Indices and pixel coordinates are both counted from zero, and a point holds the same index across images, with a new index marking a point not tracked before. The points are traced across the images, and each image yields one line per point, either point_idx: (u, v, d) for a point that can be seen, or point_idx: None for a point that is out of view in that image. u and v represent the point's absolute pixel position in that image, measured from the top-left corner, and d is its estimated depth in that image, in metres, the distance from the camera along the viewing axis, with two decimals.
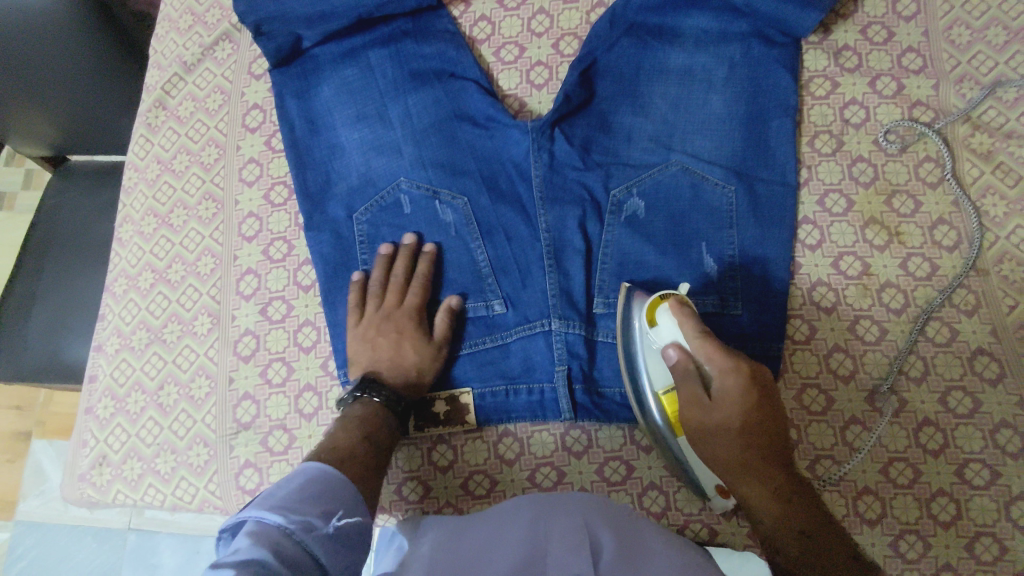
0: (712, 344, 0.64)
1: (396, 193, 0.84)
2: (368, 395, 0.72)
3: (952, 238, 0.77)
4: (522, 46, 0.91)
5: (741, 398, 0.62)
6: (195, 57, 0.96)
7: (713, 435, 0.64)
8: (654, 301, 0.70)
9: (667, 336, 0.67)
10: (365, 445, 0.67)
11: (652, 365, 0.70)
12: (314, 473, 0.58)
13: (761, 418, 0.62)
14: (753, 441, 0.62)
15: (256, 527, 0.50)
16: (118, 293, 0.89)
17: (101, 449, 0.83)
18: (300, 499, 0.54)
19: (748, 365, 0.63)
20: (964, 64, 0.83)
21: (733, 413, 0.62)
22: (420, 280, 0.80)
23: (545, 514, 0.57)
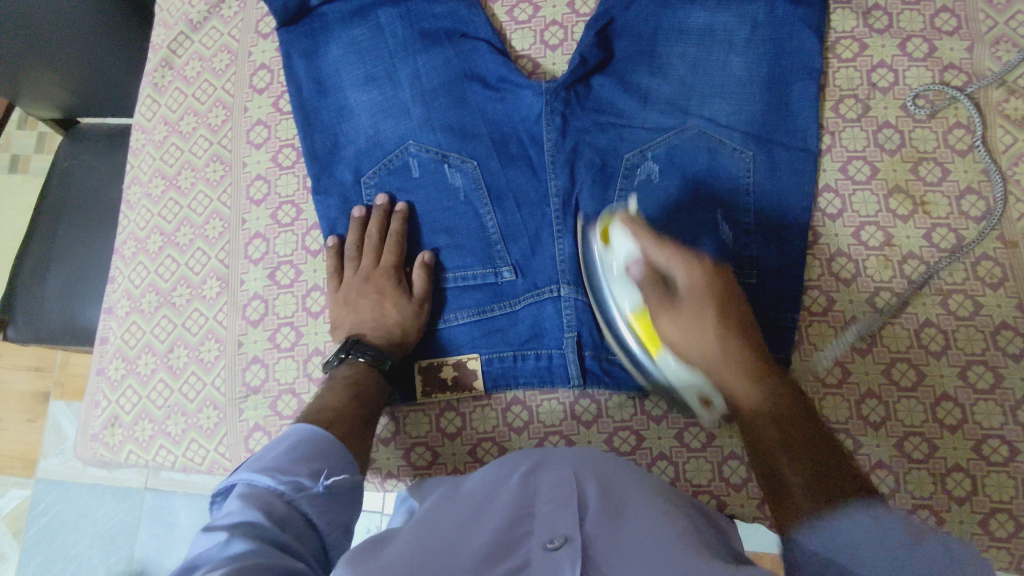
0: (663, 244, 0.63)
1: (404, 156, 0.82)
2: (353, 355, 0.73)
3: (980, 209, 0.75)
4: (536, 4, 0.87)
5: (699, 287, 0.61)
6: (201, 15, 0.94)
7: (688, 342, 0.61)
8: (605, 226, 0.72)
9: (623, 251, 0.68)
10: (353, 403, 0.67)
11: (616, 290, 0.71)
12: (305, 432, 0.58)
13: (723, 311, 0.60)
14: (727, 338, 0.59)
15: (249, 489, 0.51)
16: (127, 256, 0.89)
17: (113, 410, 0.84)
18: (292, 459, 0.54)
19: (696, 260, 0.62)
20: (1002, 25, 0.79)
21: (699, 310, 0.60)
22: (395, 238, 0.80)
23: (535, 468, 0.55)
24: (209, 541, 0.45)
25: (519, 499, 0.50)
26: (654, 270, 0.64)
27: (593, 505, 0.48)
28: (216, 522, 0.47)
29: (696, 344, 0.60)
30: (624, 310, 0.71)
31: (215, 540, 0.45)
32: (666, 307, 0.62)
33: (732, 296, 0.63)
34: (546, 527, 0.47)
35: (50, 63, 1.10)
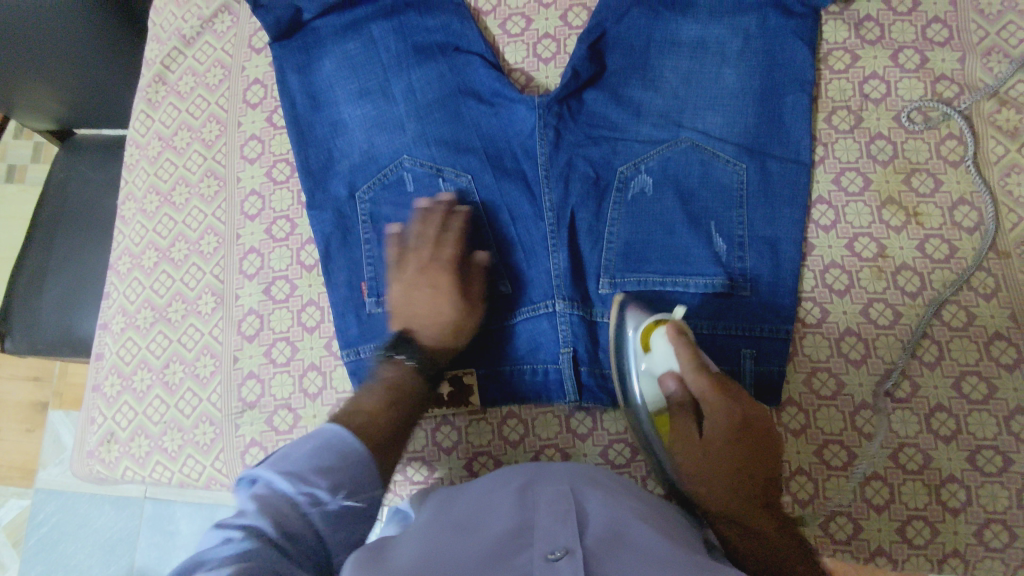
0: (702, 376, 0.66)
1: (399, 171, 0.82)
2: (401, 352, 0.68)
3: (973, 219, 0.75)
4: (529, 17, 0.88)
5: (729, 431, 0.65)
6: (194, 30, 0.94)
7: (704, 475, 0.65)
8: (648, 326, 0.71)
9: (665, 361, 0.70)
10: (390, 410, 0.60)
11: (645, 389, 0.72)
12: (334, 436, 0.54)
13: (748, 458, 0.64)
14: (745, 483, 0.63)
15: (265, 492, 0.49)
16: (122, 271, 0.89)
17: (109, 426, 0.84)
18: (314, 467, 0.51)
19: (735, 401, 0.66)
20: (993, 35, 0.79)
21: (721, 450, 0.65)
22: (454, 234, 0.78)
23: (529, 483, 0.55)
24: (217, 539, 0.45)
25: (517, 513, 0.51)
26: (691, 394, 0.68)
27: (592, 522, 0.49)
28: (228, 521, 0.47)
29: (711, 479, 0.64)
30: (649, 409, 0.72)
31: (223, 540, 0.45)
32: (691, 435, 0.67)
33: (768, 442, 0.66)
34: (547, 540, 0.47)
35: (44, 73, 1.09)
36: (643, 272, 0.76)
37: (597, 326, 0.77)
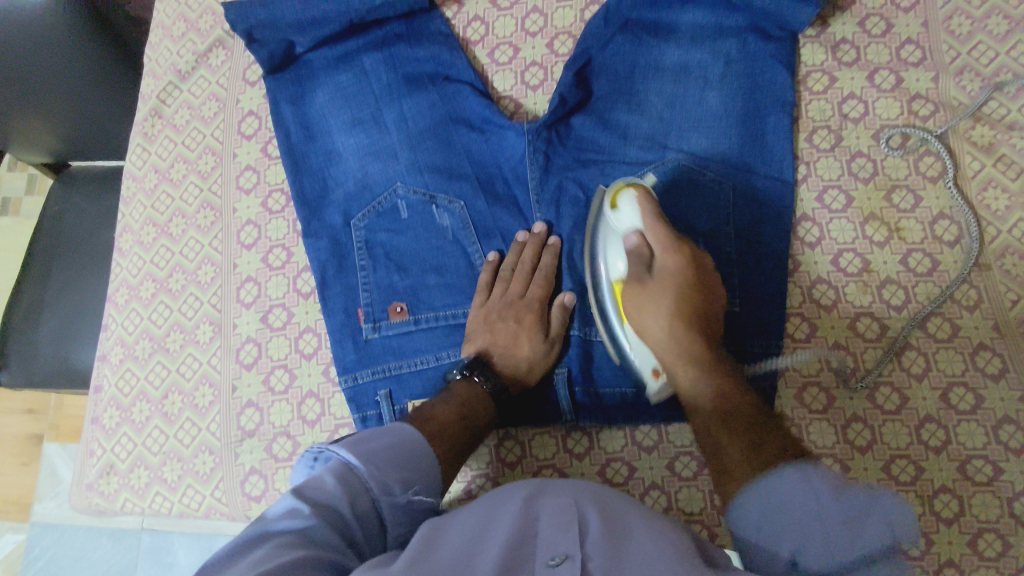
0: (663, 232, 0.69)
1: (393, 199, 0.84)
2: (474, 375, 0.72)
3: (953, 233, 0.77)
4: (516, 46, 0.90)
5: (680, 278, 0.68)
6: (189, 64, 0.96)
7: (652, 315, 0.68)
8: (619, 187, 0.74)
9: (627, 221, 0.72)
10: (461, 425, 0.68)
11: (608, 249, 0.74)
12: (408, 435, 0.62)
13: (698, 304, 0.67)
14: (689, 324, 0.67)
15: (345, 470, 0.56)
16: (120, 303, 0.90)
17: (108, 458, 0.84)
18: (389, 460, 0.58)
19: (691, 253, 0.69)
20: (964, 55, 0.81)
21: (666, 292, 0.68)
22: (544, 272, 0.79)
23: (534, 495, 0.56)
24: (293, 506, 0.50)
25: (521, 523, 0.52)
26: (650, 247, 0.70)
27: (594, 529, 0.51)
28: (310, 486, 0.53)
29: (659, 316, 0.68)
30: (609, 272, 0.74)
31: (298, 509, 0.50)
32: (646, 283, 0.69)
33: (714, 293, 0.69)
34: (547, 548, 0.50)
35: (33, 99, 1.11)
36: None
37: (592, 344, 0.78)
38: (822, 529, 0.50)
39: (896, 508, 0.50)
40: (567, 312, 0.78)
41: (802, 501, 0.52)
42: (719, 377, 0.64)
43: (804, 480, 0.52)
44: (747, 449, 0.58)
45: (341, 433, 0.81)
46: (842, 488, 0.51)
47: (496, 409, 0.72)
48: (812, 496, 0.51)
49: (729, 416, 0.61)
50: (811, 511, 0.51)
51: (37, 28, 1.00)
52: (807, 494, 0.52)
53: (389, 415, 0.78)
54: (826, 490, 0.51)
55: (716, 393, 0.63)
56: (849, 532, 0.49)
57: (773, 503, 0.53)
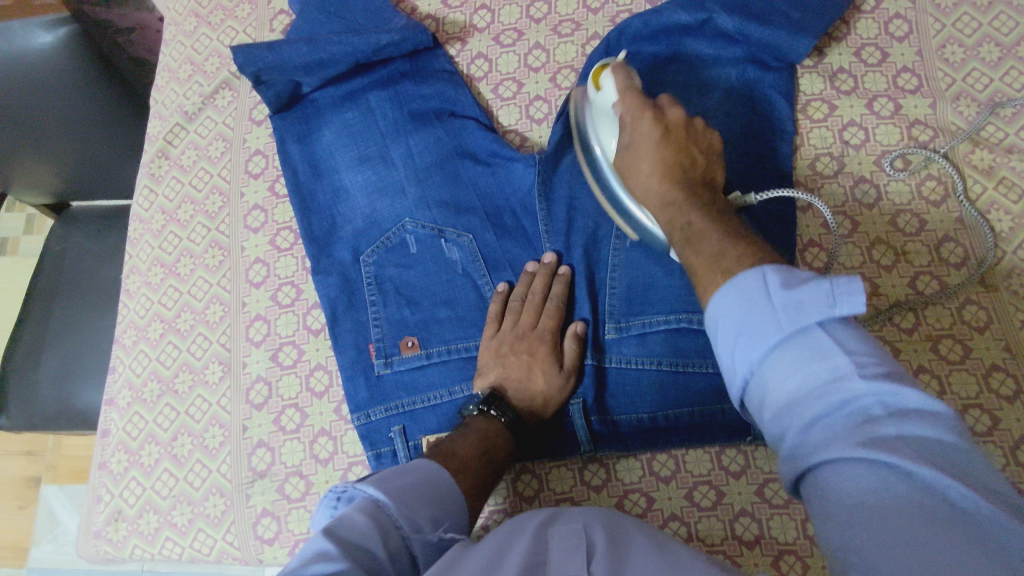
0: (630, 94, 0.68)
1: (401, 234, 0.85)
2: (492, 410, 0.72)
3: (959, 255, 0.77)
4: (520, 81, 0.92)
5: (650, 133, 0.65)
6: (195, 106, 0.97)
7: (634, 173, 0.66)
8: (597, 71, 0.75)
9: (608, 95, 0.72)
10: (483, 462, 0.67)
11: (599, 130, 0.74)
12: (434, 471, 0.62)
13: (673, 151, 0.63)
14: (667, 171, 0.63)
15: (375, 508, 0.55)
16: (128, 344, 0.89)
17: (116, 504, 0.82)
18: (418, 496, 0.58)
19: (660, 111, 0.66)
20: (959, 81, 0.84)
21: (642, 149, 0.65)
22: (554, 302, 0.78)
23: (548, 521, 0.56)
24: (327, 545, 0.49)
25: (532, 549, 0.52)
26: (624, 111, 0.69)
27: (601, 550, 0.50)
28: (340, 526, 0.52)
29: (638, 174, 0.65)
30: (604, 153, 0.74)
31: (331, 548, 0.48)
32: (622, 148, 0.67)
33: (693, 143, 0.65)
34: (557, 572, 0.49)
35: (47, 148, 1.14)
36: (647, 314, 0.77)
37: (606, 370, 0.78)
38: (764, 320, 0.43)
39: (849, 293, 0.41)
40: (579, 341, 0.77)
41: (748, 293, 0.45)
42: (695, 211, 0.59)
43: (756, 275, 0.45)
44: (719, 261, 0.52)
45: (355, 472, 0.79)
46: (794, 278, 0.44)
47: (516, 442, 0.72)
48: (758, 288, 0.44)
49: (702, 237, 0.56)
50: (755, 302, 0.44)
51: (41, 69, 1.04)
52: (754, 286, 0.45)
53: (404, 453, 0.78)
54: (774, 279, 0.44)
55: (685, 224, 0.59)
56: (795, 322, 0.42)
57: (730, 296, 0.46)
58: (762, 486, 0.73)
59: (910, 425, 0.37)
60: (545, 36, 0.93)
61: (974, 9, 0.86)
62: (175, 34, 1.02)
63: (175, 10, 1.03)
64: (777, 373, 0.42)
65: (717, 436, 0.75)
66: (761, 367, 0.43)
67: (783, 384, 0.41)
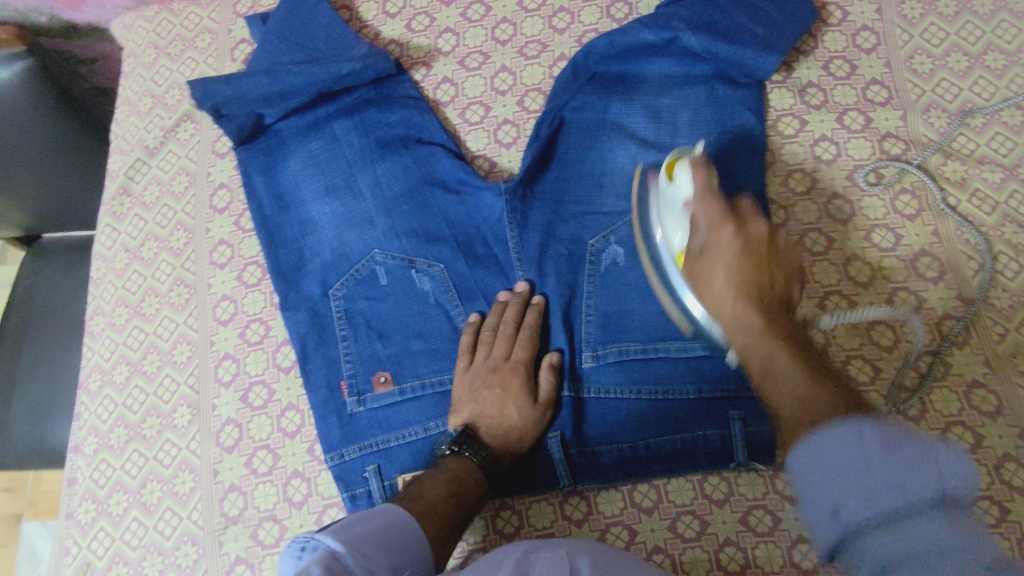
0: (709, 194, 0.65)
1: (371, 266, 0.83)
2: (465, 449, 0.70)
3: (936, 270, 0.76)
4: (487, 105, 0.90)
5: (730, 246, 0.62)
6: (157, 140, 0.95)
7: (711, 282, 0.63)
8: (671, 163, 0.72)
9: (683, 190, 0.69)
10: (452, 505, 0.66)
11: (666, 224, 0.70)
12: (396, 517, 0.60)
13: (753, 267, 0.61)
14: (745, 290, 0.60)
15: (331, 559, 0.52)
16: (93, 389, 0.87)
17: (85, 556, 0.80)
18: (377, 546, 0.56)
19: (739, 221, 0.63)
20: (929, 92, 0.83)
21: (721, 263, 0.62)
22: (527, 332, 0.76)
23: (532, 549, 0.56)
24: None
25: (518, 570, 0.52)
26: (701, 213, 0.65)
27: None
28: None
29: (715, 289, 0.63)
30: (671, 247, 0.69)
31: None
32: (698, 254, 0.64)
33: (773, 255, 0.63)
34: None
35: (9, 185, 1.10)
36: (624, 342, 0.76)
37: (584, 401, 0.76)
38: (862, 481, 0.45)
39: (948, 467, 0.43)
40: (554, 372, 0.75)
41: (845, 448, 0.47)
42: (776, 342, 0.58)
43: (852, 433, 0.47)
44: (812, 412, 0.52)
45: (330, 514, 0.77)
46: (893, 438, 0.46)
47: (489, 481, 0.70)
48: (858, 446, 0.46)
49: (787, 392, 0.55)
50: (850, 461, 0.46)
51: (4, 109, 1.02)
52: (856, 443, 0.46)
53: (379, 493, 0.76)
54: (872, 439, 0.46)
55: (771, 365, 0.57)
56: (894, 489, 0.43)
57: (814, 448, 0.48)
58: (746, 513, 0.72)
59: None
60: (511, 58, 0.91)
61: (941, 19, 0.86)
62: (135, 66, 1.00)
63: (133, 41, 1.01)
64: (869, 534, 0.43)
65: (700, 463, 0.73)
66: (857, 529, 0.44)
67: (871, 550, 0.43)
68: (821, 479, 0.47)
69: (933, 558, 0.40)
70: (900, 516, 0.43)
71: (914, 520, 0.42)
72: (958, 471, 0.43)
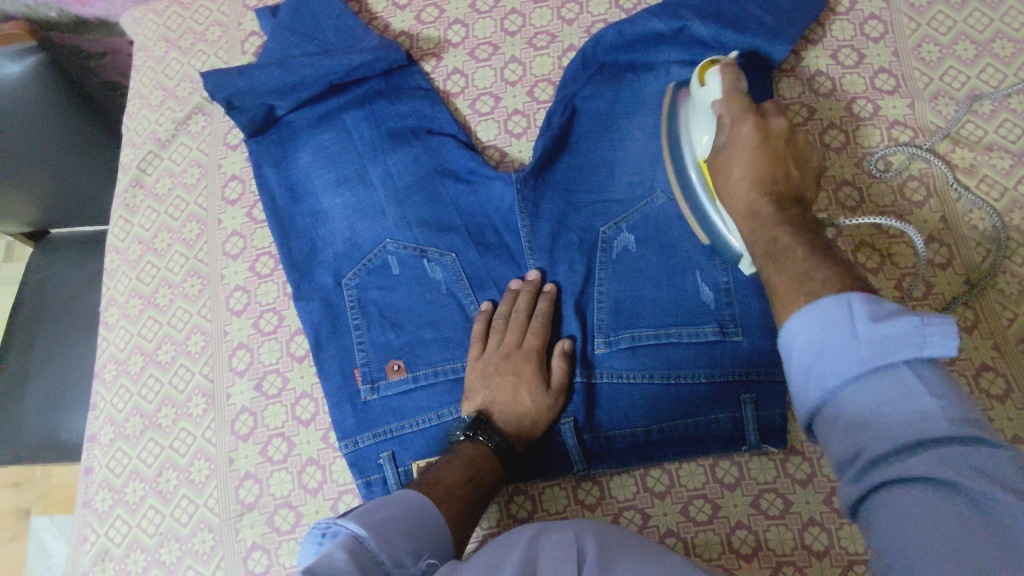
0: (734, 93, 0.66)
1: (383, 255, 0.83)
2: (480, 435, 0.71)
3: (944, 256, 0.77)
4: (497, 96, 0.91)
5: (749, 139, 0.63)
6: (169, 132, 0.95)
7: (726, 172, 0.64)
8: (705, 68, 0.74)
9: (711, 91, 0.70)
10: (469, 490, 0.67)
11: (695, 129, 0.72)
12: (416, 503, 0.61)
13: (767, 160, 0.62)
14: (760, 180, 0.61)
15: (354, 543, 0.53)
16: (108, 379, 0.87)
17: (103, 544, 0.81)
18: (398, 530, 0.56)
19: (761, 117, 0.64)
20: (937, 80, 0.83)
21: (738, 153, 0.63)
22: (540, 320, 0.77)
23: (542, 530, 0.55)
24: None
25: (526, 556, 0.51)
26: (727, 113, 0.66)
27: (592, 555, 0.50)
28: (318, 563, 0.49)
29: (730, 182, 0.64)
30: (696, 154, 0.71)
31: None
32: (718, 150, 0.66)
33: (792, 150, 0.63)
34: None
35: (12, 171, 1.11)
36: (636, 329, 0.76)
37: (596, 387, 0.77)
38: (845, 351, 0.42)
39: (940, 333, 0.41)
40: (566, 359, 0.76)
41: (831, 319, 0.44)
42: (781, 225, 0.57)
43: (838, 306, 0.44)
44: (801, 280, 0.50)
45: (345, 501, 0.78)
46: (881, 311, 0.42)
47: (504, 467, 0.71)
48: (845, 316, 0.43)
49: (784, 263, 0.53)
50: (834, 331, 0.43)
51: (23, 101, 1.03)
52: (841, 313, 0.43)
53: (394, 479, 0.77)
54: (861, 310, 0.43)
55: (770, 240, 0.57)
56: (881, 359, 0.41)
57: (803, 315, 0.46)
58: (757, 497, 0.73)
59: (987, 458, 0.36)
60: (520, 49, 0.92)
61: (948, 7, 0.86)
62: (146, 60, 1.00)
63: (144, 35, 1.02)
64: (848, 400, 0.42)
65: (712, 448, 0.74)
66: (836, 394, 0.43)
67: (846, 415, 0.42)
68: (813, 351, 0.44)
69: (915, 418, 0.39)
70: (885, 388, 0.41)
71: (887, 378, 0.41)
72: (944, 336, 0.41)
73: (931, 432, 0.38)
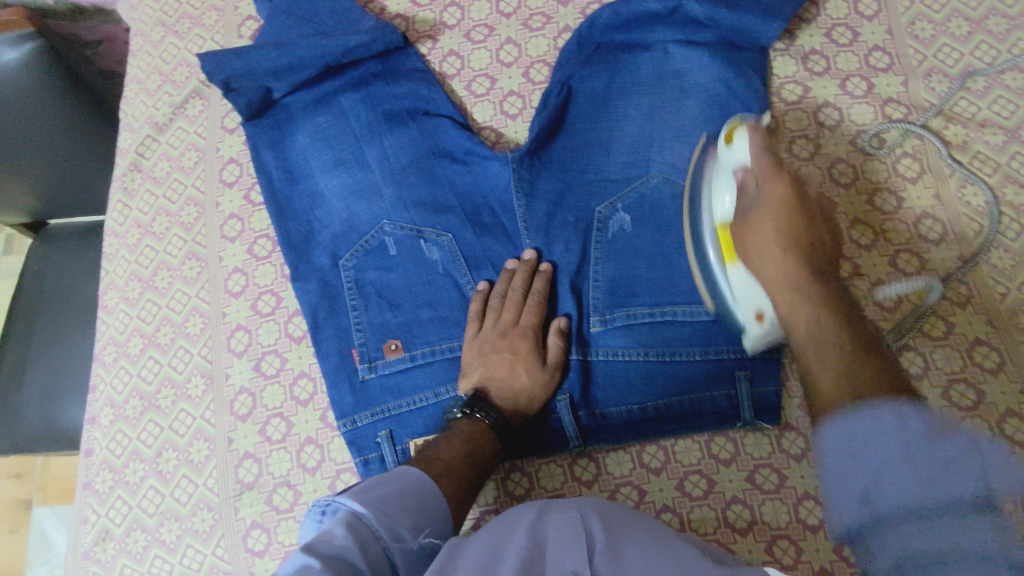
0: (765, 158, 0.64)
1: (380, 236, 0.84)
2: (477, 412, 0.71)
3: (938, 232, 0.77)
4: (492, 78, 0.91)
5: (782, 203, 0.61)
6: (166, 116, 0.96)
7: (756, 244, 0.62)
8: (731, 128, 0.69)
9: (740, 155, 0.66)
10: (467, 464, 0.67)
11: (715, 190, 0.68)
12: (416, 478, 0.61)
13: (803, 231, 0.60)
14: (795, 251, 0.59)
15: (354, 519, 0.54)
16: (108, 361, 0.88)
17: (103, 524, 0.81)
18: (398, 505, 0.57)
19: (795, 182, 0.62)
20: (931, 58, 0.84)
21: (768, 218, 0.61)
22: (536, 298, 0.77)
23: (543, 509, 0.56)
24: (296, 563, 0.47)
25: (529, 538, 0.51)
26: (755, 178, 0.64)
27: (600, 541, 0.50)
28: (318, 543, 0.50)
29: (767, 252, 0.61)
30: (713, 218, 0.68)
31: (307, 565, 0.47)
32: (746, 213, 0.63)
33: (820, 221, 0.62)
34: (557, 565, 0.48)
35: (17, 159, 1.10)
36: (631, 306, 0.77)
37: (592, 364, 0.77)
38: (889, 459, 0.47)
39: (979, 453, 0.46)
40: (562, 337, 0.76)
41: (884, 432, 0.47)
42: (820, 310, 0.56)
43: (900, 421, 0.47)
44: (844, 379, 0.51)
45: (344, 479, 0.79)
46: (935, 428, 0.47)
47: (501, 443, 0.71)
48: (897, 428, 0.47)
49: (827, 354, 0.53)
50: (887, 440, 0.47)
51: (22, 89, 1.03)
52: (896, 431, 0.47)
53: (392, 457, 0.77)
54: (917, 424, 0.47)
55: (813, 322, 0.56)
56: (932, 483, 0.45)
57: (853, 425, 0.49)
58: (752, 472, 0.73)
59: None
60: (515, 30, 0.92)
61: None
62: (143, 45, 1.01)
63: (141, 20, 1.02)
64: (906, 525, 0.44)
65: (707, 424, 0.75)
66: (884, 514, 0.46)
67: (906, 544, 0.44)
68: (854, 454, 0.48)
69: (961, 533, 0.42)
70: (931, 513, 0.44)
71: (944, 516, 0.44)
72: (1002, 469, 0.45)
73: (964, 541, 0.42)
